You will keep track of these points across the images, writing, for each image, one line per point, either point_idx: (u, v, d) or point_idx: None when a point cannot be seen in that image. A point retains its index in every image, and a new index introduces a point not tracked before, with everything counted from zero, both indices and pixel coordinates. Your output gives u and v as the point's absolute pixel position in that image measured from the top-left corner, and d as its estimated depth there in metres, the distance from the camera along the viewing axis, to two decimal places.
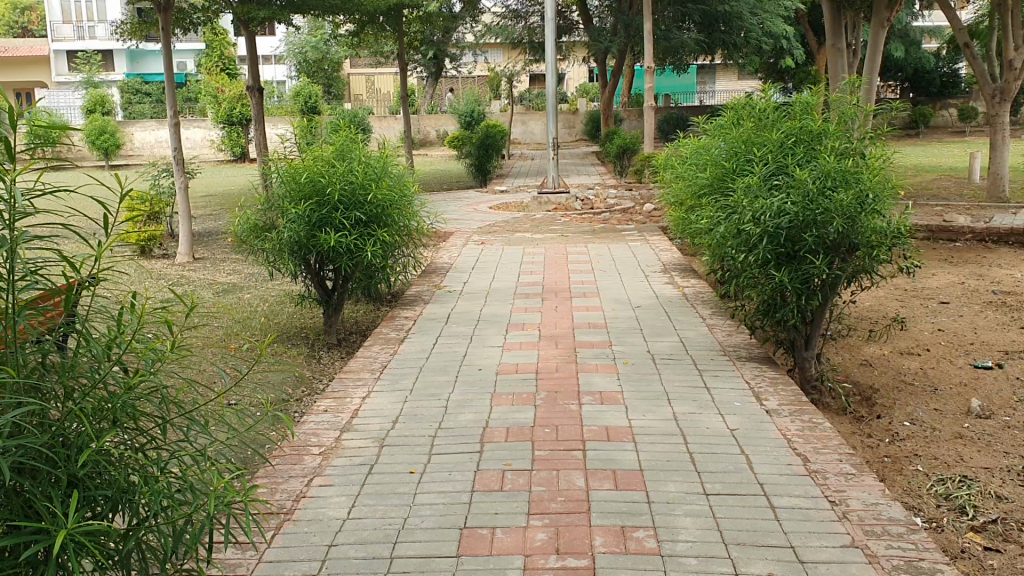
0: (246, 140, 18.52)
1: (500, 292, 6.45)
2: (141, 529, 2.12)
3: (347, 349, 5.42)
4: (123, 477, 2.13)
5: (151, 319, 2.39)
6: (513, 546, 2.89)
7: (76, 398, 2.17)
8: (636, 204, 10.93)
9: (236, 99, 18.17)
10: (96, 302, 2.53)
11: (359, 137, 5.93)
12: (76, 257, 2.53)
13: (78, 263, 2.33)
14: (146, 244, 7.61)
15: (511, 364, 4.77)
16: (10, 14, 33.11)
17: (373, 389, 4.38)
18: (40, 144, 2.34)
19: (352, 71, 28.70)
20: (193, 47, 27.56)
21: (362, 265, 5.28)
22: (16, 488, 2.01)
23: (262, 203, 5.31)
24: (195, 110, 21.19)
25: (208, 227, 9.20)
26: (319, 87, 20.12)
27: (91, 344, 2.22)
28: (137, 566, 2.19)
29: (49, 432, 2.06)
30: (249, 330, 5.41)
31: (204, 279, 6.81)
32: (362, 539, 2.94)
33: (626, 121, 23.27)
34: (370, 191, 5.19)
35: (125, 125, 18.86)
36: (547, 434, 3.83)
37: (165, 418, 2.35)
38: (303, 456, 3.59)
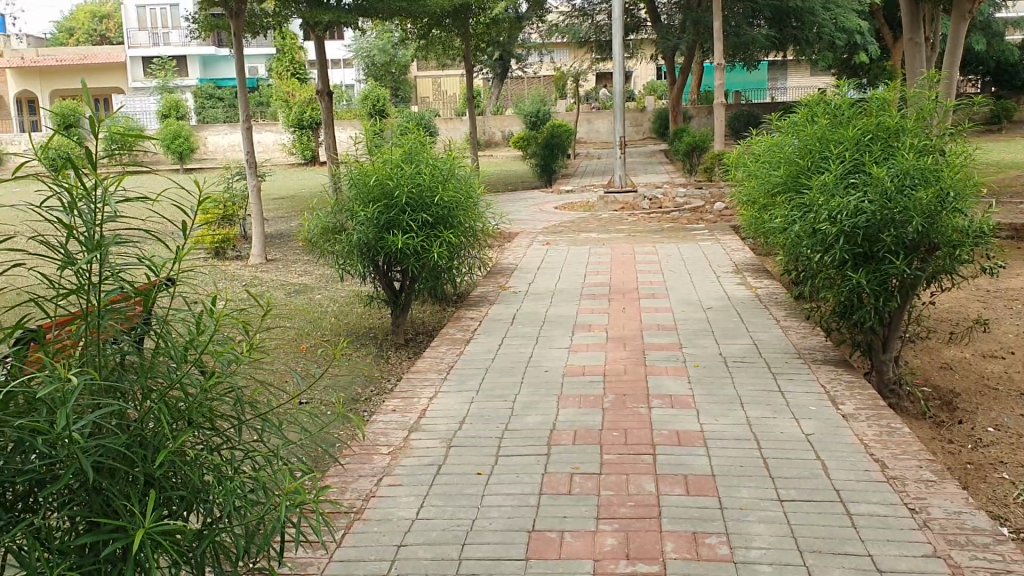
0: (316, 143, 18.79)
1: (567, 292, 6.43)
2: (215, 527, 2.16)
3: (415, 349, 5.44)
4: (198, 477, 2.17)
5: (228, 320, 2.41)
6: (582, 551, 2.85)
7: (153, 398, 2.24)
8: (706, 202, 10.78)
9: (306, 102, 18.44)
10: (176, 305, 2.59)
11: (427, 139, 5.98)
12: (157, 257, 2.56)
13: (158, 264, 2.38)
14: (220, 246, 7.75)
15: (579, 366, 4.74)
16: (89, 24, 34.12)
17: (441, 389, 4.38)
18: (122, 150, 2.39)
19: (419, 73, 28.95)
20: (264, 51, 28.11)
21: (429, 267, 5.30)
22: (95, 486, 2.08)
23: (333, 205, 5.35)
24: (268, 114, 21.59)
25: (279, 229, 9.34)
26: (386, 90, 20.30)
27: (169, 346, 2.27)
28: (211, 565, 2.23)
29: (127, 432, 2.12)
30: (320, 330, 5.47)
31: (277, 280, 6.91)
32: (431, 540, 2.94)
33: (695, 119, 23.02)
34: (437, 193, 5.21)
35: (200, 130, 19.30)
36: (616, 437, 3.78)
37: (240, 418, 2.39)
38: (373, 456, 3.61)
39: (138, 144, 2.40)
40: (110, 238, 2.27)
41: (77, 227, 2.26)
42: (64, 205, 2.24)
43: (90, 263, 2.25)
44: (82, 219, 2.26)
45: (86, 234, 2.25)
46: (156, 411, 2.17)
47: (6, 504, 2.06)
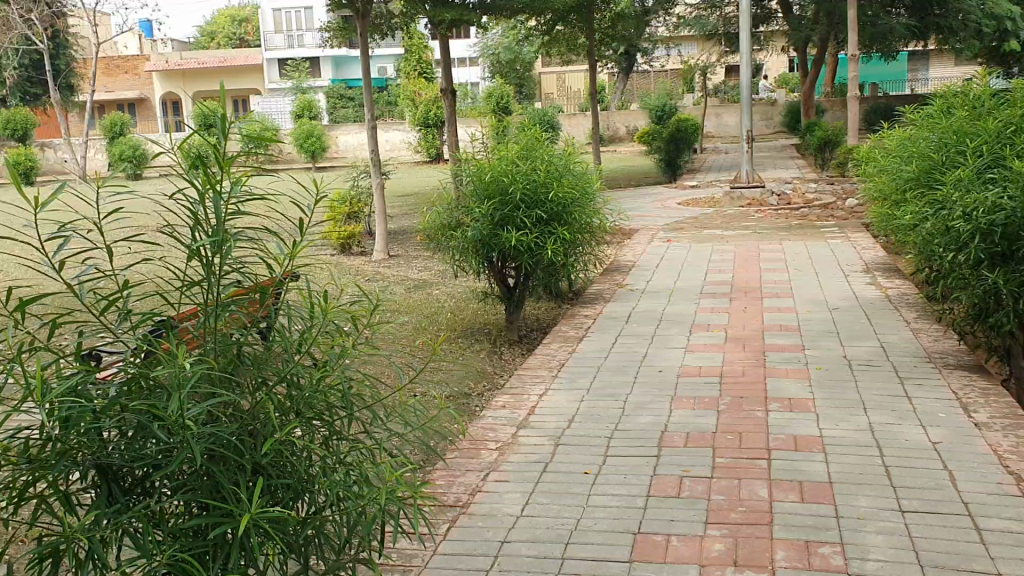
0: (442, 141, 19.10)
1: (686, 290, 6.32)
2: (318, 516, 2.20)
3: (528, 346, 5.46)
4: (303, 467, 2.22)
5: (341, 316, 2.46)
6: (688, 555, 2.79)
7: (263, 387, 2.31)
8: (836, 199, 10.40)
9: (432, 101, 18.76)
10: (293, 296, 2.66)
11: (545, 135, 5.99)
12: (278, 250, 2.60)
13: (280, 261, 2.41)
14: (345, 242, 7.98)
15: (694, 366, 4.65)
16: (230, 29, 35.71)
17: (551, 386, 4.37)
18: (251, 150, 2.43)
19: (545, 70, 29.02)
20: (394, 51, 28.75)
21: (543, 264, 5.29)
22: (207, 471, 2.16)
23: (449, 202, 5.43)
24: (397, 112, 22.08)
25: (402, 225, 9.54)
26: (511, 88, 20.45)
27: (282, 339, 2.33)
28: (315, 553, 2.28)
29: (238, 421, 2.19)
30: (436, 326, 5.56)
31: (397, 276, 7.06)
32: (534, 537, 2.93)
33: (829, 112, 22.26)
34: (552, 188, 5.21)
35: (331, 129, 19.90)
36: (729, 441, 3.69)
37: (348, 410, 2.44)
38: (480, 451, 3.63)
39: (268, 146, 2.48)
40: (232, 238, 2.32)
41: (203, 223, 2.35)
42: (193, 200, 2.34)
43: (213, 257, 2.33)
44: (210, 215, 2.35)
45: (211, 229, 2.34)
46: (265, 401, 2.23)
47: (126, 486, 2.17)
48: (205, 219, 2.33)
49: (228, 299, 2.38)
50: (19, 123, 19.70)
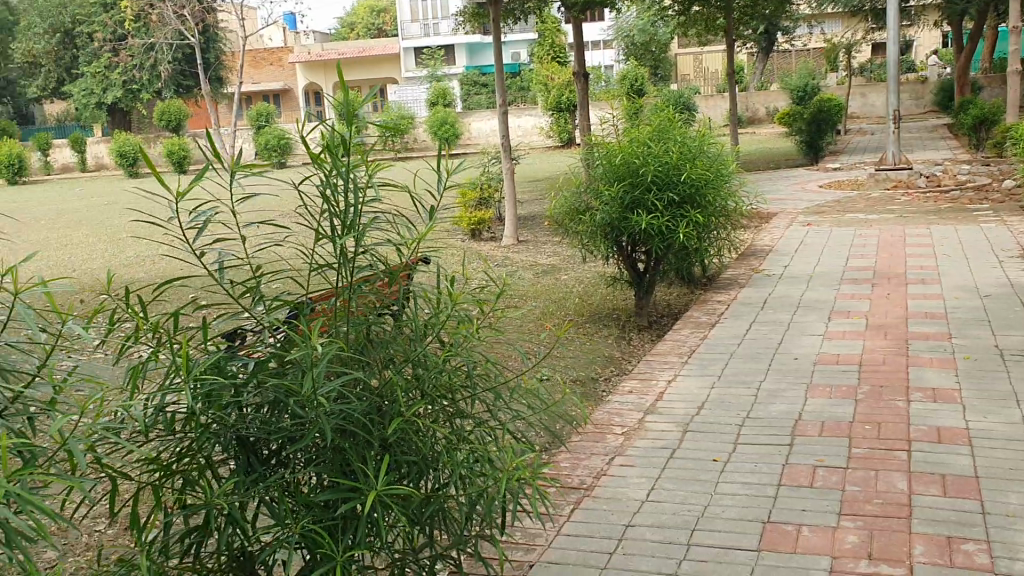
0: (574, 126, 19.06)
1: (825, 276, 6.11)
2: (443, 494, 2.24)
3: (658, 332, 5.40)
4: (428, 445, 2.26)
5: (469, 299, 2.47)
6: (820, 546, 2.71)
7: (391, 367, 2.35)
8: (991, 180, 9.83)
9: (565, 85, 18.73)
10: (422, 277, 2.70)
11: (678, 117, 5.89)
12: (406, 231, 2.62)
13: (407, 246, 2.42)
14: (476, 227, 8.07)
15: (832, 354, 4.49)
16: (369, 20, 36.61)
17: (680, 373, 4.31)
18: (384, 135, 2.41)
19: (680, 52, 28.53)
20: (528, 37, 28.85)
21: (674, 248, 5.21)
22: (337, 447, 2.22)
23: (578, 186, 5.42)
24: (530, 98, 22.16)
25: (533, 210, 9.58)
26: (645, 71, 20.19)
27: (410, 321, 2.37)
28: (440, 529, 2.32)
29: (367, 399, 2.25)
30: (564, 311, 5.56)
31: (527, 261, 7.10)
32: (660, 523, 2.90)
33: (985, 89, 21.03)
34: (684, 170, 5.12)
35: (466, 116, 20.15)
36: (867, 431, 3.55)
37: (472, 391, 2.46)
38: (606, 435, 3.62)
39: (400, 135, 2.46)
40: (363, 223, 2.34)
41: (334, 212, 2.36)
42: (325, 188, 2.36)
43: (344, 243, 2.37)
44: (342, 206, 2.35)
45: (342, 217, 2.36)
46: (393, 380, 2.28)
47: (263, 458, 2.26)
48: (338, 209, 2.35)
49: (358, 282, 2.43)
50: (173, 115, 20.77)
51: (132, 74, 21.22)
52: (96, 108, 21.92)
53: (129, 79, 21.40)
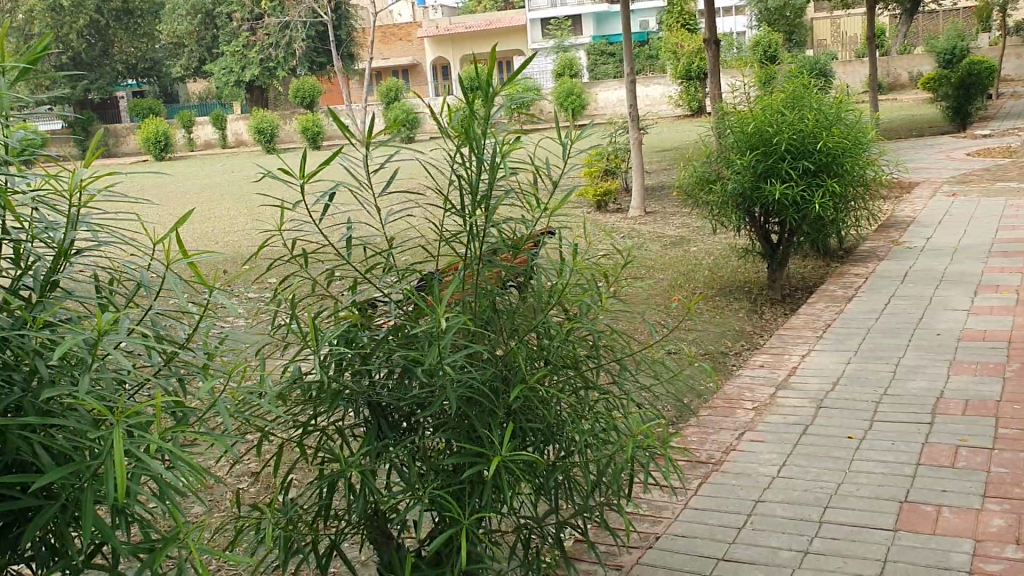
0: (704, 94, 18.65)
1: (972, 248, 5.80)
2: (568, 463, 2.24)
3: (791, 305, 5.25)
4: (554, 415, 2.26)
5: (598, 270, 2.44)
6: (962, 529, 2.59)
7: (517, 337, 2.36)
8: None
9: (695, 53, 18.33)
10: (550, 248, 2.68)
11: (814, 83, 5.68)
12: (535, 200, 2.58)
13: (535, 218, 2.40)
14: (603, 198, 8.03)
15: (978, 330, 4.26)
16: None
17: (815, 347, 4.19)
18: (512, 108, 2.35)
19: (816, 15, 27.47)
20: (657, 5, 28.33)
21: (810, 219, 5.04)
22: (464, 415, 2.25)
23: (709, 156, 5.32)
24: (659, 67, 21.79)
25: (661, 181, 9.45)
26: (779, 36, 19.53)
27: (535, 293, 2.36)
28: (565, 497, 2.32)
29: (492, 367, 2.26)
30: (693, 284, 5.48)
31: (654, 232, 7.02)
32: (790, 499, 2.83)
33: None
34: (820, 138, 4.95)
35: (593, 86, 19.99)
36: (1016, 411, 3.36)
37: (598, 362, 2.45)
38: (735, 410, 3.55)
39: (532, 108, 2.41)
40: (491, 199, 2.31)
41: (464, 185, 2.35)
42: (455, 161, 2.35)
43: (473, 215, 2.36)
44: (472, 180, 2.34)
45: (471, 190, 2.35)
46: (518, 350, 2.29)
47: (394, 422, 2.32)
48: (467, 182, 2.34)
49: (487, 253, 2.43)
50: (307, 91, 21.40)
51: (269, 52, 21.96)
52: (236, 86, 22.81)
53: (266, 57, 22.13)
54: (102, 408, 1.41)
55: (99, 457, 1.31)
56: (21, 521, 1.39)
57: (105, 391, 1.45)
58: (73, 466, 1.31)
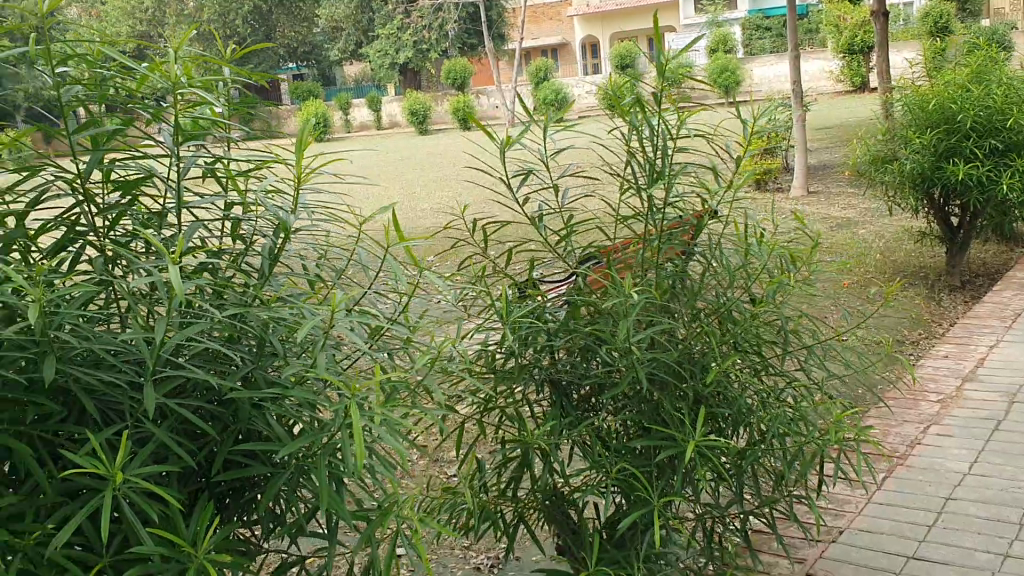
0: (868, 69, 17.82)
1: None
2: (758, 449, 2.19)
3: (972, 293, 4.98)
4: (743, 399, 2.21)
5: (785, 247, 2.35)
6: None
7: (700, 318, 2.30)
8: None
9: (859, 26, 17.53)
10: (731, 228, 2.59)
11: (1000, 56, 5.34)
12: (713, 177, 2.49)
13: (710, 196, 2.30)
14: (764, 178, 7.81)
15: None
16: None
17: (1003, 338, 3.95)
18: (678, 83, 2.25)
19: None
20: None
21: (996, 201, 4.75)
22: (650, 395, 2.23)
23: (884, 134, 5.09)
24: (818, 40, 20.96)
25: (825, 160, 9.11)
26: (951, 5, 18.43)
27: (715, 273, 2.29)
28: (752, 485, 2.27)
29: (678, 348, 2.24)
30: (864, 269, 5.27)
31: (819, 214, 6.78)
32: (985, 498, 2.68)
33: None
34: (1010, 114, 4.65)
35: (748, 62, 19.42)
36: None
37: (785, 346, 2.37)
38: (920, 402, 3.39)
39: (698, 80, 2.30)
40: (666, 178, 2.23)
41: (644, 161, 2.29)
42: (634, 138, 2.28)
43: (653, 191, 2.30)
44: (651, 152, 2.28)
45: (651, 166, 2.29)
46: (704, 332, 2.25)
47: (575, 401, 2.33)
48: (646, 156, 2.27)
49: (667, 230, 2.38)
50: (458, 72, 21.69)
51: (422, 34, 22.40)
52: (390, 68, 23.40)
53: (419, 39, 22.56)
54: (331, 383, 1.48)
55: (333, 428, 1.38)
56: (249, 486, 1.48)
57: (331, 364, 1.52)
58: (311, 435, 1.39)
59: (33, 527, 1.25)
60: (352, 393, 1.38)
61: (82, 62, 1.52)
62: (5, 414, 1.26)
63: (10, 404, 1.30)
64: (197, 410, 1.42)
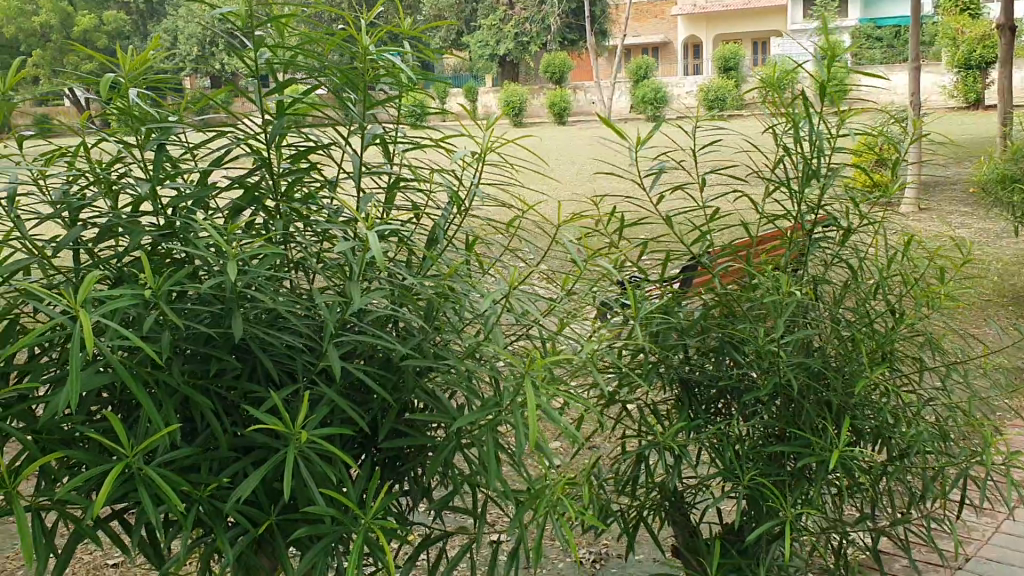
0: (982, 86, 17.23)
1: None
2: (899, 464, 2.10)
3: None
4: (888, 412, 2.11)
5: (940, 253, 2.20)
6: None
7: (844, 325, 2.16)
8: None
9: (977, 40, 16.97)
10: (883, 233, 2.43)
11: None
12: (868, 179, 2.32)
13: (864, 197, 2.15)
14: None
15: None
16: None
17: None
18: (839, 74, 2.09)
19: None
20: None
21: None
22: (788, 401, 2.15)
23: (1015, 151, 4.89)
24: (930, 53, 20.35)
25: (939, 176, 8.83)
26: None
27: (863, 278, 2.14)
28: (886, 502, 2.19)
29: (819, 355, 2.12)
30: (983, 291, 5.08)
31: (934, 231, 6.57)
32: None
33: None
34: None
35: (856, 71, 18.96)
36: None
37: (933, 361, 2.21)
38: None
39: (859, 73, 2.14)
40: (820, 176, 2.09)
41: (791, 160, 2.15)
42: (781, 136, 2.14)
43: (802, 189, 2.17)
44: (805, 148, 2.15)
45: (799, 164, 2.15)
46: (848, 339, 2.11)
47: (708, 402, 2.26)
48: (797, 153, 2.14)
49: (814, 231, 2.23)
50: (558, 67, 21.68)
51: (524, 27, 22.43)
52: (489, 59, 23.51)
53: (522, 31, 22.60)
54: (498, 359, 1.49)
55: (505, 404, 1.37)
56: (406, 457, 1.48)
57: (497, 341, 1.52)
58: (481, 408, 1.39)
59: (209, 480, 1.28)
60: (526, 367, 1.37)
61: (278, 27, 1.55)
62: (190, 367, 1.29)
63: (194, 357, 1.33)
64: (367, 377, 1.42)
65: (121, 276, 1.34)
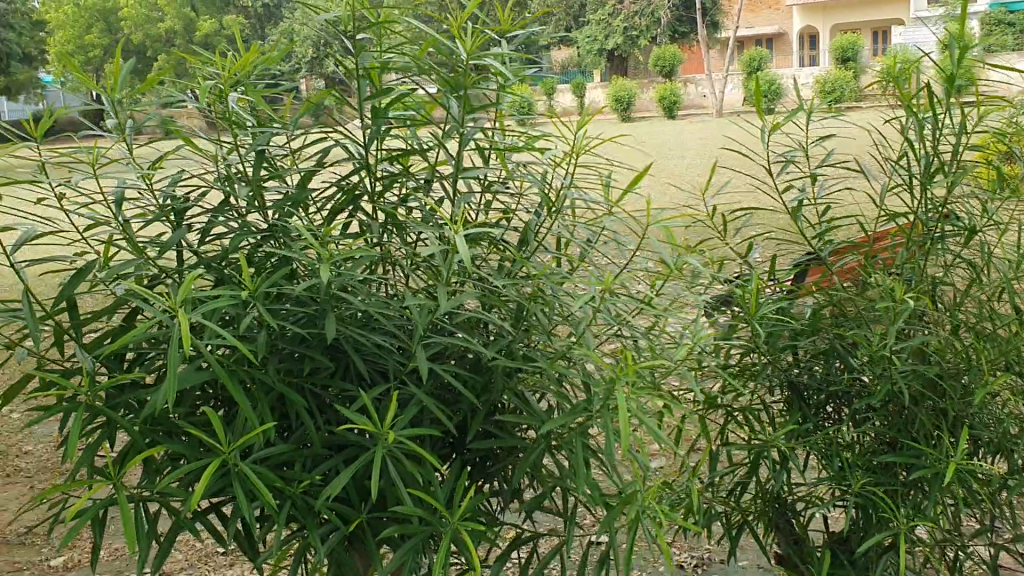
0: None
1: None
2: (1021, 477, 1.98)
3: None
4: (1009, 422, 1.99)
5: None
6: None
7: (963, 330, 2.04)
8: None
9: None
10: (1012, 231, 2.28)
11: None
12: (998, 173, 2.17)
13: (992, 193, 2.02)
14: None
15: None
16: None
17: None
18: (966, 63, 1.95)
19: None
20: None
21: None
22: (901, 409, 2.05)
23: None
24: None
25: None
26: None
27: (987, 281, 2.01)
28: (1007, 516, 2.07)
29: (937, 361, 2.02)
30: None
31: None
32: None
33: None
34: None
35: None
36: None
37: None
38: None
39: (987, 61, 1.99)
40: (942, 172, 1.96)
41: (911, 155, 2.03)
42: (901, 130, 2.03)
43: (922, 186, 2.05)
44: (926, 143, 2.03)
45: (919, 160, 2.03)
46: (968, 345, 2.00)
47: (815, 408, 2.18)
48: (918, 148, 2.02)
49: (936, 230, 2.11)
50: (668, 60, 21.39)
51: (633, 20, 22.19)
52: (599, 54, 23.38)
53: (631, 25, 22.35)
54: (588, 362, 1.47)
55: (593, 408, 1.35)
56: (496, 458, 1.49)
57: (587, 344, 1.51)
58: (570, 413, 1.37)
59: (302, 477, 1.30)
60: (617, 373, 1.35)
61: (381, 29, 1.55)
62: (285, 366, 1.32)
63: (290, 356, 1.36)
64: (458, 378, 1.43)
65: (222, 275, 1.37)
